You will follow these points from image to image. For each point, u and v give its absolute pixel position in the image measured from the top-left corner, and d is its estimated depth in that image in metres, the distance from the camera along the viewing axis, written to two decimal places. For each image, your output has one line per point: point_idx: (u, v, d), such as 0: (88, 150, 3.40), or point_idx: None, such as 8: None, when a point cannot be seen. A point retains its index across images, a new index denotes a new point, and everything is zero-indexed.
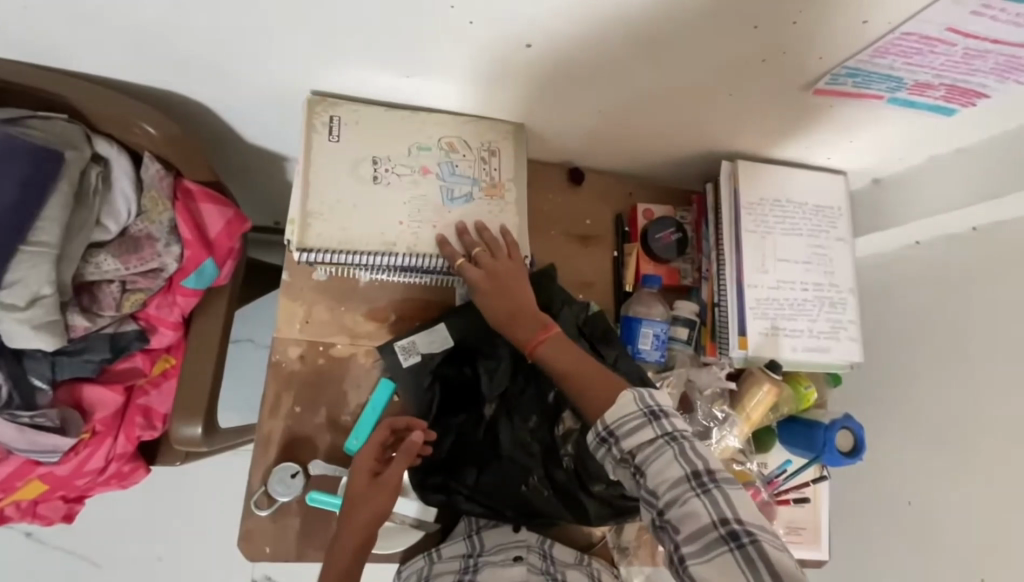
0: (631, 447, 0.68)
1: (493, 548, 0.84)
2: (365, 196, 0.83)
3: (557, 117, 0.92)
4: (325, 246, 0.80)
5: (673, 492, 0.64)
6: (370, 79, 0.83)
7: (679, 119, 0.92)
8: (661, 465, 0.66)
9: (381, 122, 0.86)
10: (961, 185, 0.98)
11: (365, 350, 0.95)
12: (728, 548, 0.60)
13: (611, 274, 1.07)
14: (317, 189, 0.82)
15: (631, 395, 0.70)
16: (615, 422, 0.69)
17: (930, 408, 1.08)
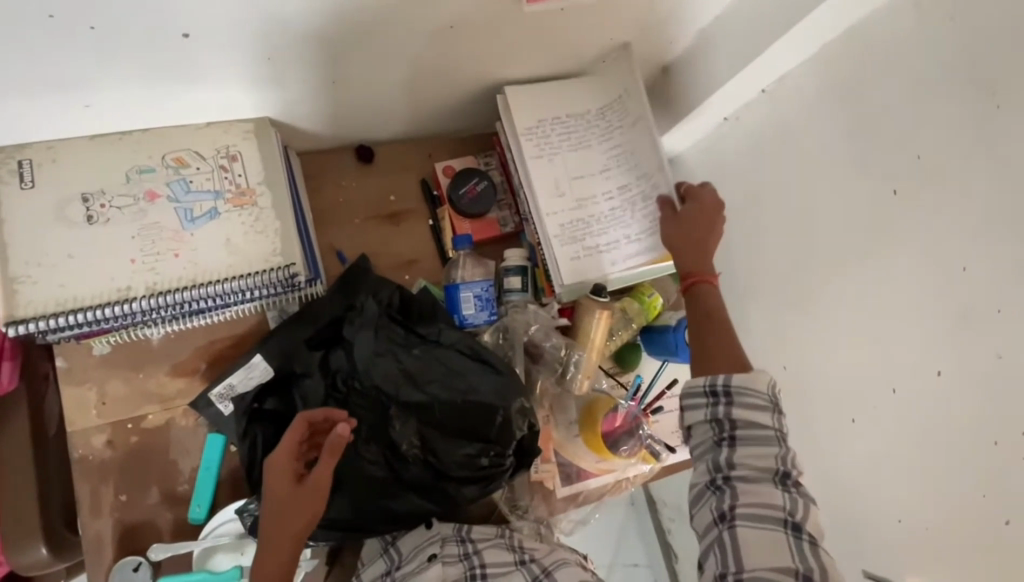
0: (740, 420, 0.71)
1: (408, 556, 0.83)
2: (93, 251, 0.73)
3: (298, 101, 0.83)
4: (38, 313, 0.70)
5: (755, 475, 0.69)
6: (53, 127, 0.71)
7: (422, 65, 0.84)
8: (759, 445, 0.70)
9: (89, 165, 0.75)
10: (732, 52, 0.96)
11: (182, 411, 0.86)
12: (784, 532, 0.67)
13: (432, 244, 1.01)
14: (32, 263, 0.71)
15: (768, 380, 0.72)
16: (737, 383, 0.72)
17: (775, 273, 1.11)
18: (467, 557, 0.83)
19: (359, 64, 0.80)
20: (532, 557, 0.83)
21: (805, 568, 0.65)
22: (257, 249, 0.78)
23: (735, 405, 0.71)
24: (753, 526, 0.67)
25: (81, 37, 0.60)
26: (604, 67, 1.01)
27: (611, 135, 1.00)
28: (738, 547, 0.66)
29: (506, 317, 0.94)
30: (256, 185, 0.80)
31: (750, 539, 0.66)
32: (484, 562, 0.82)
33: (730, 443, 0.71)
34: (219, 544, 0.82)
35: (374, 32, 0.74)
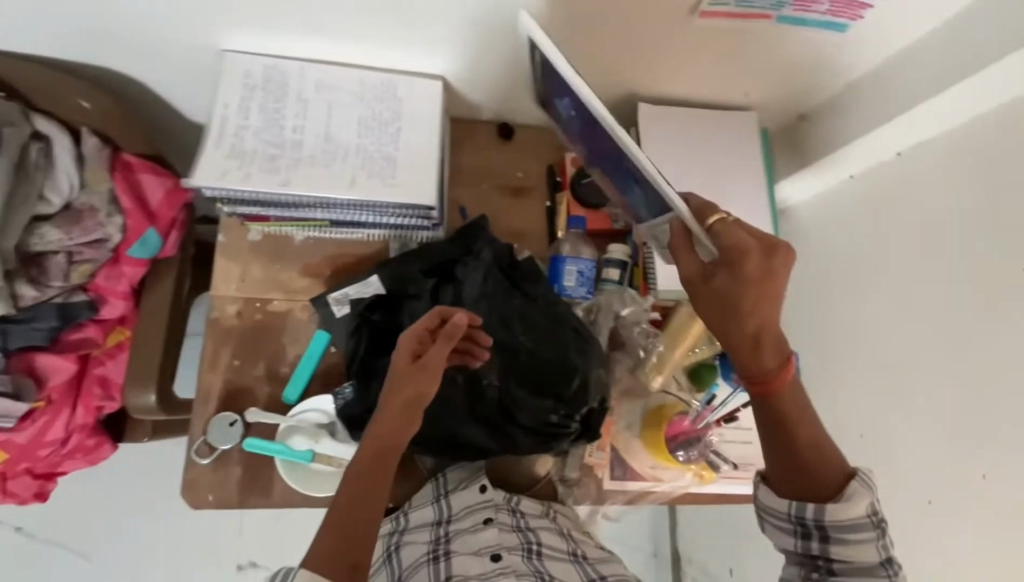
0: (836, 528, 0.64)
1: (463, 512, 0.86)
2: (278, 145, 0.88)
3: (469, 67, 0.95)
4: (234, 181, 0.83)
5: (859, 568, 0.65)
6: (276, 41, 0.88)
7: (586, 57, 0.94)
8: (857, 538, 0.64)
9: (294, 75, 0.91)
10: (875, 108, 1.00)
11: (301, 304, 0.98)
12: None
13: (545, 222, 1.09)
14: (230, 145, 0.86)
15: (862, 488, 0.65)
16: (831, 521, 0.64)
17: (872, 337, 1.09)
18: (520, 530, 0.85)
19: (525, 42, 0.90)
20: (585, 556, 0.83)
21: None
22: (384, 172, 0.89)
23: (831, 526, 0.65)
24: None
25: None
26: (742, 99, 1.07)
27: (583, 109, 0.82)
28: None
29: (599, 298, 0.99)
30: (401, 127, 0.93)
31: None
32: (541, 541, 0.83)
33: (823, 542, 0.66)
34: (300, 427, 0.92)
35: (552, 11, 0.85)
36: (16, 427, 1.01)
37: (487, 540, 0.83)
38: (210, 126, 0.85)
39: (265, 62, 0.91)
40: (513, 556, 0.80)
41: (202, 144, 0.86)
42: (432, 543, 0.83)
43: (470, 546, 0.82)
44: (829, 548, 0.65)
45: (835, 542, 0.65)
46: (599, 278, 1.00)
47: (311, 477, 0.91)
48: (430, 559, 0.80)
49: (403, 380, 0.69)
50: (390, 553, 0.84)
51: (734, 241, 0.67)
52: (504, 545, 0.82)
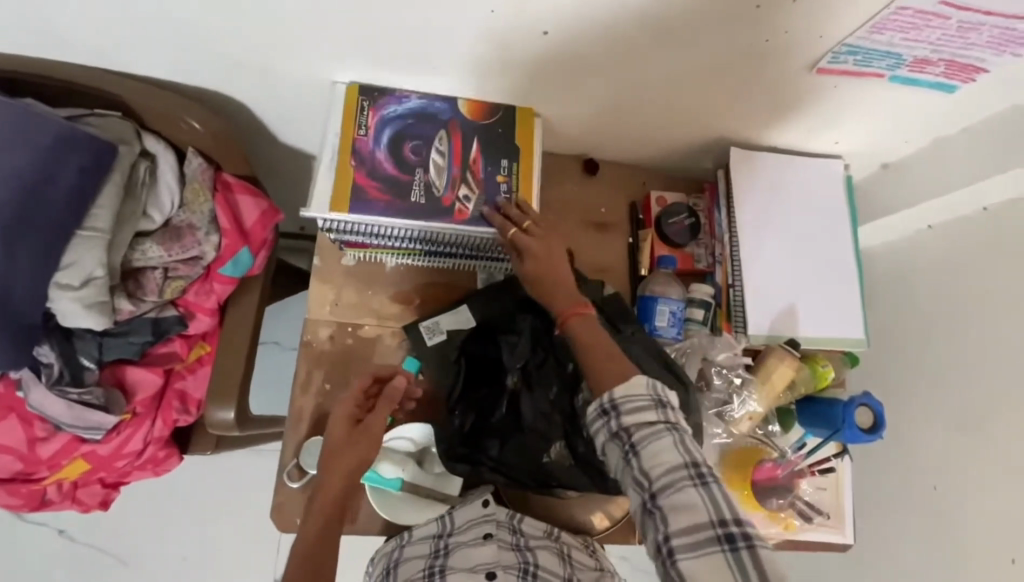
0: (631, 425, 0.71)
1: (462, 527, 0.86)
2: (385, 177, 0.89)
3: (570, 106, 0.97)
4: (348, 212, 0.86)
5: (671, 476, 0.67)
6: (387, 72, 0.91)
7: (687, 102, 0.96)
8: (653, 445, 0.69)
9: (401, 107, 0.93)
10: (965, 164, 1.01)
11: (392, 330, 0.99)
12: (720, 546, 0.63)
13: (627, 259, 1.10)
14: (340, 174, 0.87)
15: (644, 380, 0.73)
16: (621, 396, 0.73)
17: (949, 389, 1.08)
18: (520, 549, 0.83)
19: (640, 88, 0.93)
20: (579, 579, 0.82)
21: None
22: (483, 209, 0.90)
23: (624, 414, 0.72)
24: (694, 563, 0.63)
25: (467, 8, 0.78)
26: (831, 146, 1.08)
27: (400, 129, 0.92)
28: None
29: (688, 341, 0.99)
30: (504, 161, 0.93)
31: (697, 571, 0.63)
32: (539, 566, 0.81)
33: (636, 452, 0.70)
34: (391, 454, 0.92)
35: (672, 62, 0.88)
36: (102, 438, 1.02)
37: (486, 556, 0.82)
38: (323, 157, 0.87)
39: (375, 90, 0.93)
40: (507, 575, 0.79)
41: (315, 174, 0.88)
42: (432, 559, 0.83)
43: (469, 562, 0.81)
44: (654, 484, 0.68)
45: (637, 429, 0.71)
46: (685, 318, 1.01)
47: (396, 506, 0.90)
48: (427, 574, 0.80)
49: (347, 445, 0.82)
50: (388, 570, 0.83)
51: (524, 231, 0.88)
52: (502, 564, 0.81)
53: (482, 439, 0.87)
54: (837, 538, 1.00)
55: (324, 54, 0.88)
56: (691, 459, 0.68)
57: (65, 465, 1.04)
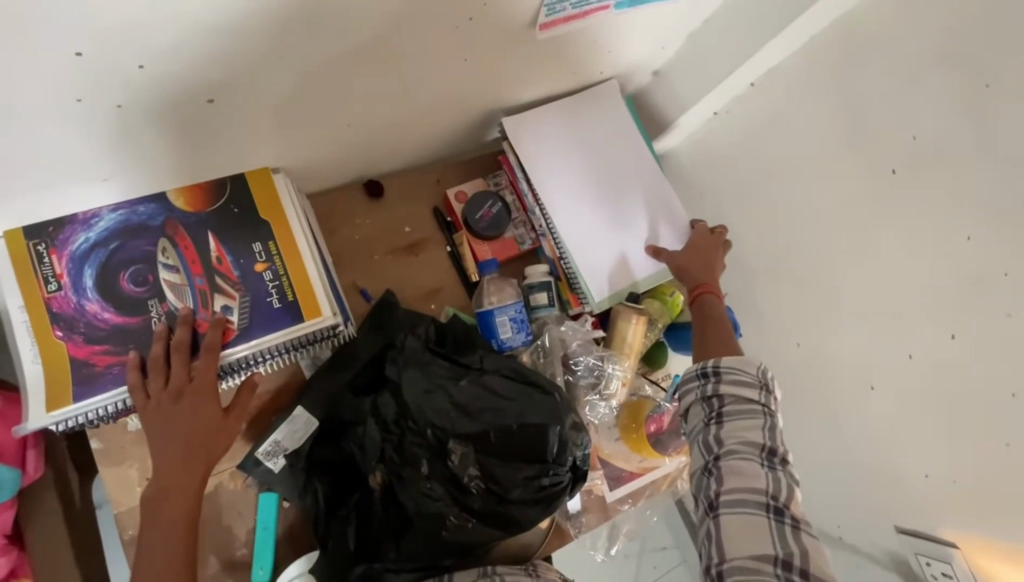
0: (727, 396, 0.78)
1: None
2: (117, 333, 0.70)
3: (310, 150, 0.82)
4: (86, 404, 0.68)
5: (743, 447, 0.75)
6: (49, 208, 0.68)
7: (434, 97, 0.84)
8: (746, 420, 0.76)
9: (91, 239, 0.71)
10: (722, 52, 1.01)
11: (229, 474, 0.84)
12: (766, 514, 0.71)
13: (454, 271, 1.00)
14: (52, 361, 0.68)
15: (754, 362, 0.79)
16: (727, 365, 0.79)
17: (780, 257, 1.14)
18: None
19: (375, 106, 0.79)
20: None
21: (785, 552, 0.69)
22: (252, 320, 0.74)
23: (724, 382, 0.79)
24: (732, 519, 0.71)
25: (103, 114, 0.58)
26: (600, 77, 1.02)
27: (107, 262, 0.71)
28: (722, 535, 0.72)
29: (541, 336, 0.96)
30: (256, 245, 0.77)
31: (733, 518, 0.71)
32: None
33: (720, 420, 0.78)
34: None
35: (386, 71, 0.74)
36: None
37: None
38: (18, 347, 0.67)
39: (45, 225, 0.70)
40: None
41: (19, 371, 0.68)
42: None
43: None
44: (726, 443, 0.76)
45: (732, 398, 0.78)
46: (529, 309, 0.97)
47: None
48: None
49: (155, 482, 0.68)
50: None
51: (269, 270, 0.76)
52: None
53: (375, 547, 0.78)
54: None
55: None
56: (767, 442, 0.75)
57: None
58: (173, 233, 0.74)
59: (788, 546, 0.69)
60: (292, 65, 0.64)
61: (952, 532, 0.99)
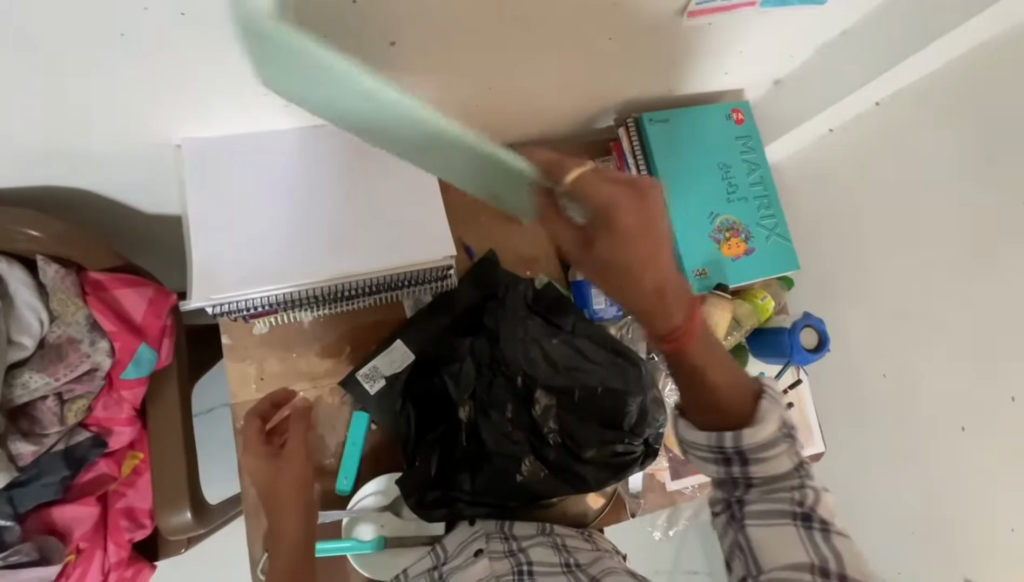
0: (755, 463, 0.65)
1: (456, 550, 0.82)
2: (263, 237, 0.79)
3: (449, 109, 0.89)
4: (226, 294, 0.75)
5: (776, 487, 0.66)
6: (233, 122, 0.79)
7: (571, 73, 0.88)
8: (772, 460, 0.65)
9: (260, 160, 0.82)
10: (857, 66, 1.00)
11: (329, 389, 0.92)
12: (792, 520, 0.63)
13: (552, 243, 1.05)
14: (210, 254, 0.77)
15: (778, 421, 0.65)
16: (750, 444, 0.64)
17: (880, 283, 1.11)
18: (512, 553, 0.80)
19: (515, 78, 0.85)
20: (578, 562, 0.80)
21: (822, 559, 0.62)
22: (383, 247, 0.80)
23: (751, 463, 0.65)
24: (759, 532, 0.64)
25: (309, 42, 0.67)
26: (724, 77, 1.02)
27: (269, 180, 0.81)
28: (754, 548, 0.64)
29: (630, 315, 0.99)
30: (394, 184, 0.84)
31: (760, 534, 0.64)
32: (530, 559, 0.80)
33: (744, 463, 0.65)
34: (365, 516, 0.88)
35: (538, 43, 0.79)
36: None
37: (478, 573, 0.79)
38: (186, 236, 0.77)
39: (229, 144, 0.81)
40: None
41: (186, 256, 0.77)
42: None
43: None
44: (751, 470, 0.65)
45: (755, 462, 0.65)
46: None
47: (386, 563, 0.87)
48: None
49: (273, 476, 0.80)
50: None
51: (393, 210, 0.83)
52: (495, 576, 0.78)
53: (452, 477, 0.84)
54: (810, 450, 1.05)
55: (144, 117, 0.74)
56: (797, 498, 0.64)
57: None
58: (324, 161, 0.83)
59: (822, 549, 0.62)
60: (464, 26, 0.71)
61: None
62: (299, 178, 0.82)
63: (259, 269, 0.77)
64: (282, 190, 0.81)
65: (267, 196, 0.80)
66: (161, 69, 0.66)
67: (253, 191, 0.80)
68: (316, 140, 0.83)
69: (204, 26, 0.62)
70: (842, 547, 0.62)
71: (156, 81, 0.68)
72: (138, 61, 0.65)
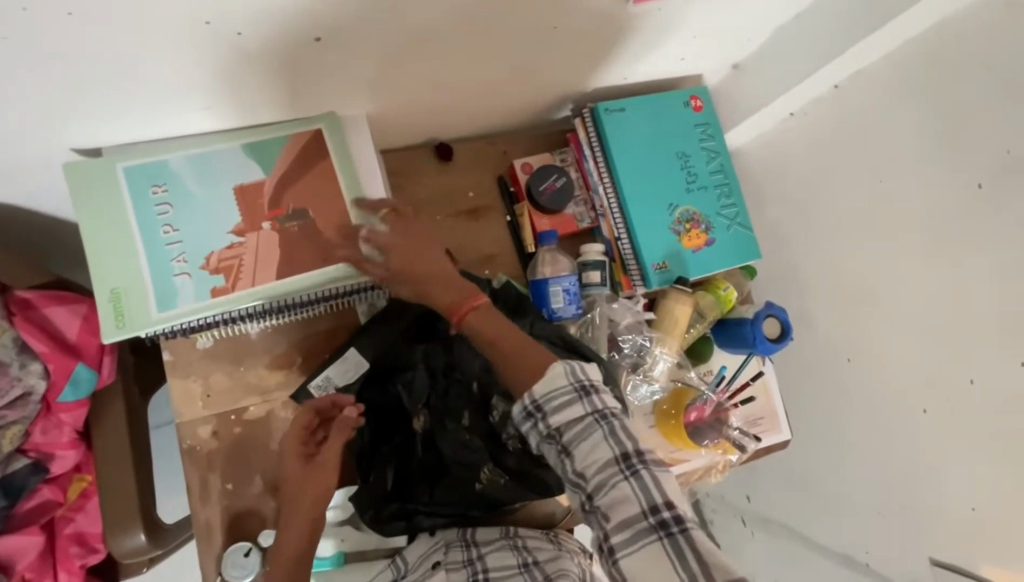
0: (560, 426, 0.72)
1: (414, 562, 0.80)
2: (188, 254, 0.74)
3: (392, 104, 0.84)
4: (154, 323, 0.72)
5: (601, 476, 0.69)
6: (156, 128, 0.74)
7: (518, 65, 0.85)
8: (586, 446, 0.70)
9: (183, 166, 0.76)
10: (813, 48, 0.98)
11: (281, 402, 0.89)
12: (655, 534, 0.65)
13: (510, 240, 1.02)
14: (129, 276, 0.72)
15: (563, 370, 0.74)
16: (541, 395, 0.73)
17: (842, 268, 1.11)
18: (471, 563, 0.78)
19: (459, 71, 0.81)
20: (536, 561, 0.78)
21: (688, 573, 0.63)
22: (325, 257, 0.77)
23: (549, 417, 0.72)
24: (632, 554, 0.65)
25: (226, 40, 0.62)
26: (680, 63, 0.99)
27: (192, 186, 0.76)
28: (625, 577, 0.66)
29: (590, 313, 0.96)
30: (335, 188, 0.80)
31: (632, 560, 0.65)
32: (487, 568, 0.77)
33: (569, 453, 0.72)
34: (323, 530, 0.86)
35: (479, 34, 0.74)
36: None
37: None
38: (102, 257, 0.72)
39: (151, 150, 0.76)
40: None
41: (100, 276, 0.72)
42: None
43: None
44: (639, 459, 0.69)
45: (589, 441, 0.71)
46: (582, 286, 0.97)
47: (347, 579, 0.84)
48: None
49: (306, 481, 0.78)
50: None
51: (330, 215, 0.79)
52: None
53: (410, 489, 0.81)
54: (778, 437, 1.05)
55: (53, 125, 0.68)
56: (648, 505, 0.66)
57: None
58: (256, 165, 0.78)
59: (688, 564, 0.63)
60: (396, 20, 0.67)
61: (995, 571, 0.94)
62: (225, 183, 0.77)
63: (191, 280, 0.73)
64: (208, 199, 0.76)
65: (191, 206, 0.76)
66: (61, 75, 0.61)
67: (175, 202, 0.75)
68: (248, 143, 0.78)
69: (103, 29, 0.57)
70: (705, 547, 0.64)
71: (59, 88, 0.63)
72: (37, 68, 0.59)
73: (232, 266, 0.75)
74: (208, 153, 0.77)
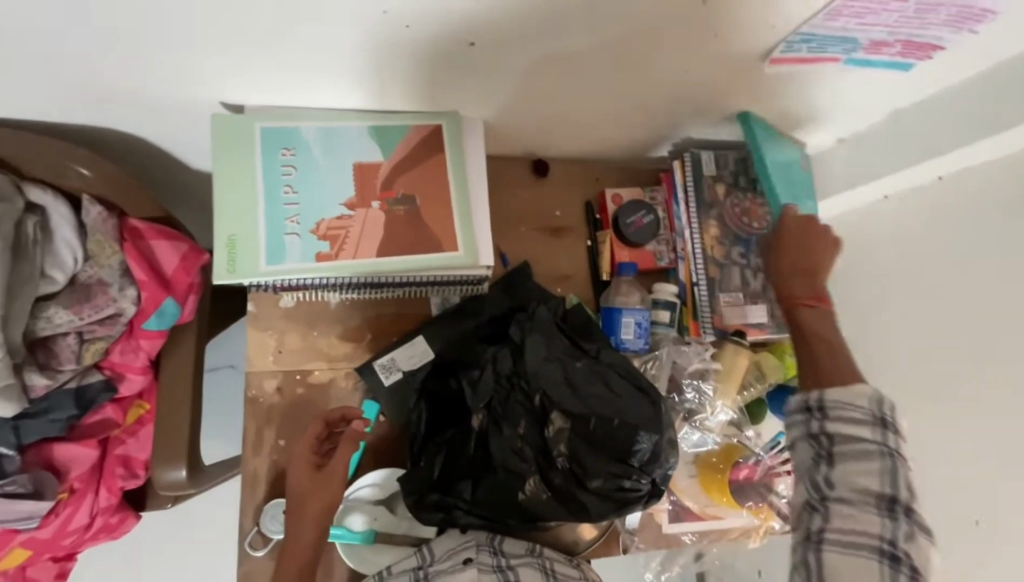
0: (838, 433, 0.73)
1: (443, 556, 0.81)
2: (302, 217, 0.79)
3: (511, 115, 0.88)
4: (260, 274, 0.76)
5: (859, 491, 0.70)
6: (298, 96, 0.79)
7: (637, 101, 0.87)
8: (863, 462, 0.71)
9: (313, 134, 0.81)
10: (925, 137, 0.98)
11: (345, 372, 0.92)
12: (879, 560, 0.67)
13: (587, 264, 1.04)
14: (246, 226, 0.77)
15: (870, 395, 0.73)
16: (834, 399, 0.74)
17: (913, 359, 1.08)
18: (501, 570, 0.79)
19: (583, 96, 0.84)
20: None
21: None
22: (426, 244, 0.81)
23: (832, 422, 0.73)
24: (840, 557, 0.68)
25: (389, 27, 0.66)
26: (789, 127, 1.00)
27: (316, 153, 0.81)
28: (823, 571, 0.68)
29: (657, 349, 0.97)
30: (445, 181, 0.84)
31: (838, 561, 0.68)
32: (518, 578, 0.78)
33: (832, 461, 0.73)
34: (358, 505, 0.87)
35: (612, 63, 0.77)
36: (36, 525, 0.93)
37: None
38: (225, 204, 0.77)
39: (286, 116, 0.81)
40: None
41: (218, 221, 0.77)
42: None
43: None
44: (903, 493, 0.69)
45: (857, 455, 0.72)
46: (651, 322, 0.98)
47: (372, 557, 0.85)
48: None
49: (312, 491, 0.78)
50: None
51: (433, 205, 0.82)
52: None
53: (455, 484, 0.83)
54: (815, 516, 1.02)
55: (211, 76, 0.74)
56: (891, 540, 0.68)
57: (3, 557, 0.95)
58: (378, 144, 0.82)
59: None
60: (545, 38, 0.71)
61: None
62: (347, 157, 0.81)
63: (299, 241, 0.78)
64: (329, 169, 0.81)
65: (312, 172, 0.80)
66: (238, 33, 0.66)
67: (300, 165, 0.80)
68: (375, 125, 0.83)
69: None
70: None
71: (232, 46, 0.68)
72: (222, 23, 0.64)
73: (338, 236, 0.79)
74: (336, 129, 0.82)
